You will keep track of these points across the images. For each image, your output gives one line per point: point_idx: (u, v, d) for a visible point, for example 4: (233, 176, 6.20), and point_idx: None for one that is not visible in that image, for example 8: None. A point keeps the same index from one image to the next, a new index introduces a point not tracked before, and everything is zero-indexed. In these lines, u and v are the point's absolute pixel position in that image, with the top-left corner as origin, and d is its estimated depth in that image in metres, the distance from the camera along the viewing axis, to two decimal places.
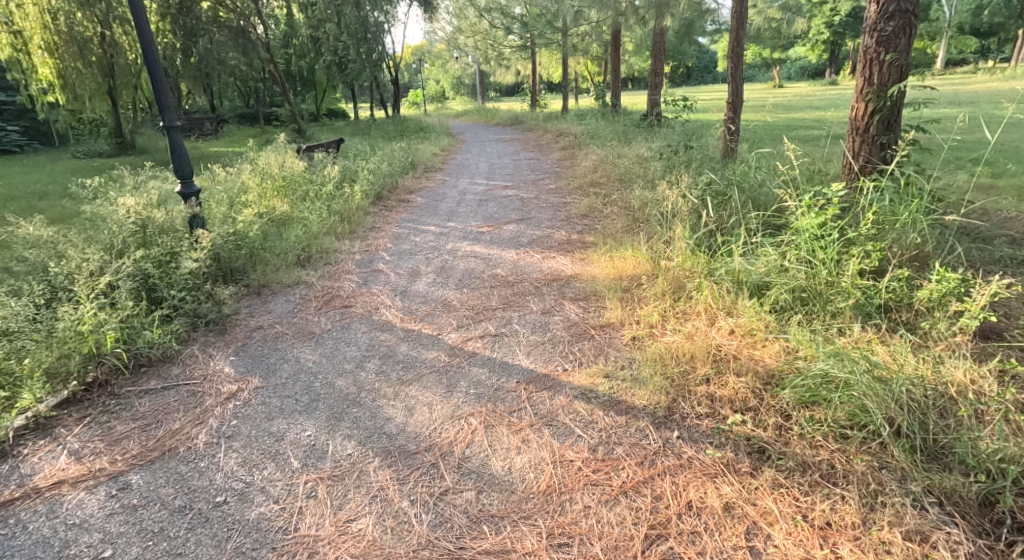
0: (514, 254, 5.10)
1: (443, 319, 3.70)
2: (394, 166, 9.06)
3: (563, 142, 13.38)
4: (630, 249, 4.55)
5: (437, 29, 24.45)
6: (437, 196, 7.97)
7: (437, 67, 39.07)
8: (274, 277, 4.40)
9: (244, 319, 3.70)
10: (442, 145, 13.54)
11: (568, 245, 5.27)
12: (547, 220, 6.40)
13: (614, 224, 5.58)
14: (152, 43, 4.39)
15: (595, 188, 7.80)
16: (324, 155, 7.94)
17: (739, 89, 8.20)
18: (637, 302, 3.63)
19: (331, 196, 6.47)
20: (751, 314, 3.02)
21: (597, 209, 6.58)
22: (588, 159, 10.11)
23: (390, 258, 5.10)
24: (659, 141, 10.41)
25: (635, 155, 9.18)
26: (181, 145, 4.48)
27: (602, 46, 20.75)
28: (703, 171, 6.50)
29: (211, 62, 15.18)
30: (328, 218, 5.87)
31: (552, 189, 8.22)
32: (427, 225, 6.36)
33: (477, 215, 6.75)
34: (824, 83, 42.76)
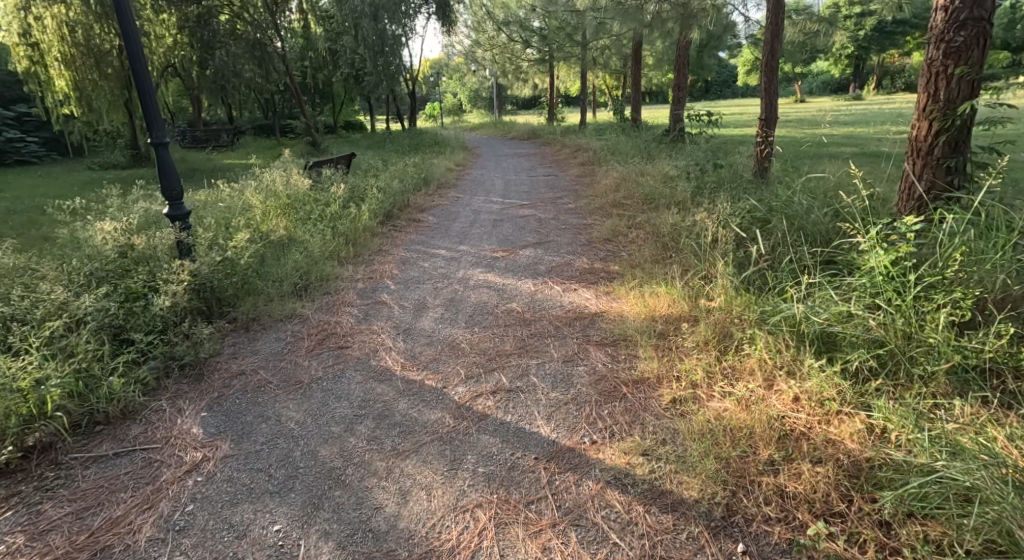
0: (532, 285, 4.61)
1: (450, 367, 3.22)
2: (406, 183, 8.67)
3: (582, 157, 12.92)
4: (662, 284, 4.04)
5: (455, 42, 24.31)
6: (450, 215, 7.55)
7: (455, 80, 39.03)
8: (266, 311, 3.98)
9: (225, 362, 3.27)
10: (458, 160, 13.17)
11: (591, 276, 4.76)
12: (567, 244, 5.93)
13: (641, 252, 5.07)
14: (141, 53, 4.02)
15: (617, 208, 7.32)
16: (332, 171, 7.57)
17: (773, 105, 7.66)
18: (675, 353, 3.12)
19: (337, 216, 6.07)
20: (819, 376, 2.50)
21: (621, 233, 6.08)
22: (609, 176, 9.66)
23: (395, 287, 4.66)
24: (683, 158, 9.91)
25: (659, 173, 8.68)
26: (171, 164, 4.10)
27: (622, 59, 20.39)
28: (738, 194, 5.97)
29: (227, 75, 15.09)
30: (332, 241, 5.46)
31: (571, 208, 7.75)
32: (438, 248, 5.92)
33: (491, 238, 6.28)
34: (847, 98, 41.97)
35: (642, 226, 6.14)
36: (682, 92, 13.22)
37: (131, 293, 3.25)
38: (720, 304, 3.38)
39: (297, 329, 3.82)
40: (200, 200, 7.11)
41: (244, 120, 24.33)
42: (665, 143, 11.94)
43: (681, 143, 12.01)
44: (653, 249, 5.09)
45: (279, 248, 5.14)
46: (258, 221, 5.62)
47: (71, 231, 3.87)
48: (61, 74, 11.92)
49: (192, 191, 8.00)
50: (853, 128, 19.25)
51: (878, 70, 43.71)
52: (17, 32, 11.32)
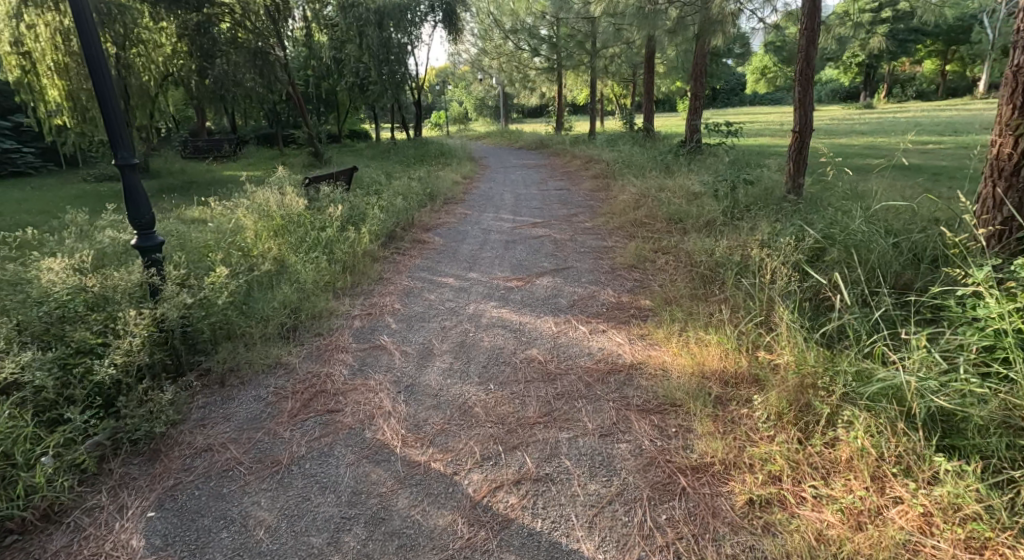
0: (553, 325, 4.02)
1: (461, 441, 2.64)
2: (410, 200, 8.13)
3: (594, 170, 12.36)
4: (709, 331, 3.45)
5: (461, 51, 23.88)
6: (458, 234, 7.01)
7: (460, 88, 38.66)
8: (246, 361, 3.41)
9: (190, 433, 2.71)
10: (464, 172, 12.63)
11: (620, 314, 4.18)
12: (587, 271, 5.36)
13: (675, 286, 4.48)
14: (104, 61, 3.46)
15: (639, 228, 6.76)
16: (331, 189, 7.03)
17: (809, 115, 7.10)
18: (740, 428, 2.53)
19: (335, 241, 5.52)
20: (953, 483, 1.91)
21: (647, 260, 5.50)
22: (625, 191, 9.11)
23: (397, 327, 4.08)
24: (705, 172, 9.34)
25: (681, 190, 8.10)
26: (140, 189, 3.55)
27: (632, 67, 19.90)
28: (779, 218, 5.38)
29: (227, 84, 14.68)
30: (328, 270, 4.91)
31: (589, 228, 7.18)
32: (446, 275, 5.36)
33: (505, 263, 5.72)
34: (858, 107, 41.47)
35: (671, 253, 5.55)
36: (699, 101, 12.67)
37: (77, 347, 2.71)
38: (789, 363, 2.79)
39: (282, 384, 3.24)
40: (189, 221, 6.61)
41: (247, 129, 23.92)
42: (682, 155, 11.38)
43: (699, 155, 11.44)
44: (688, 283, 4.50)
45: (268, 280, 4.58)
46: (247, 249, 5.07)
47: (21, 268, 3.32)
48: (54, 83, 11.46)
49: (183, 209, 7.52)
50: (871, 137, 18.68)
51: (888, 77, 43.20)
52: (8, 40, 10.87)
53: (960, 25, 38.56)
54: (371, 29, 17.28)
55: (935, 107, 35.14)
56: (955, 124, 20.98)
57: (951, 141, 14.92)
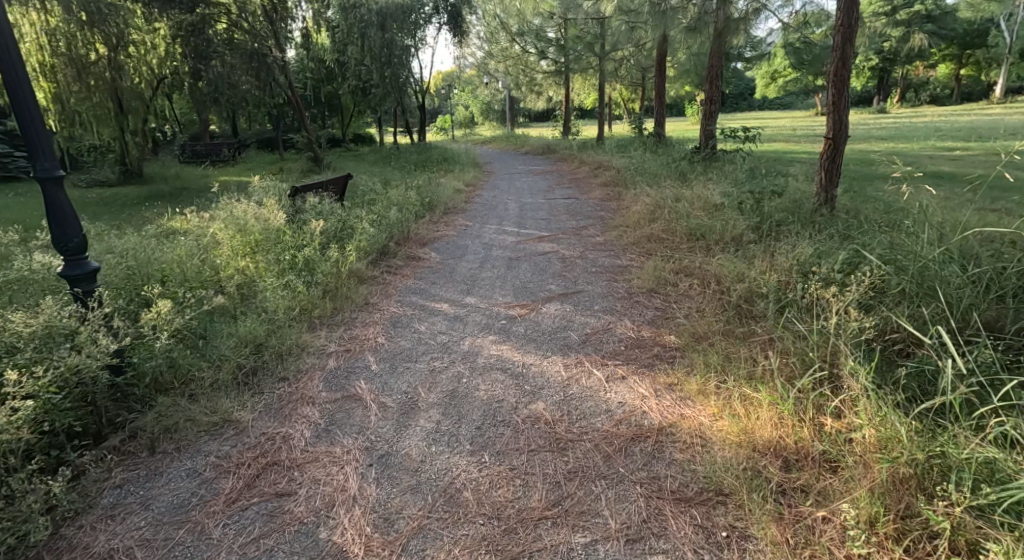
0: (562, 368, 3.38)
1: (443, 549, 2.02)
2: (406, 211, 7.54)
3: (603, 177, 11.73)
4: (756, 384, 2.80)
5: (467, 55, 23.35)
6: (456, 250, 6.41)
7: (467, 92, 38.19)
8: (187, 418, 2.77)
9: (95, 533, 2.10)
10: (468, 179, 12.04)
11: (642, 355, 3.53)
12: (601, 295, 4.74)
13: (704, 319, 3.83)
14: (17, 49, 2.83)
15: (656, 244, 6.14)
16: (319, 200, 6.44)
17: (842, 122, 6.43)
18: (818, 542, 1.91)
19: (316, 261, 4.92)
20: None
21: (667, 285, 4.86)
22: (639, 201, 8.50)
23: (378, 369, 3.46)
24: (724, 182, 8.69)
25: (700, 202, 7.47)
26: (67, 208, 2.94)
27: (643, 71, 19.28)
28: (818, 238, 4.73)
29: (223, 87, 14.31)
30: (304, 297, 4.29)
31: (600, 243, 6.55)
32: (440, 299, 4.75)
33: (507, 285, 5.10)
34: (871, 111, 40.69)
35: (696, 275, 4.91)
36: (714, 105, 11.99)
37: None
38: (874, 443, 2.15)
39: (227, 450, 2.61)
40: (164, 232, 6.07)
41: (248, 133, 23.46)
42: (697, 163, 10.74)
43: (715, 162, 10.80)
44: (719, 316, 3.86)
45: (234, 309, 3.97)
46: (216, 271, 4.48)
47: None
48: (40, 85, 10.84)
49: (163, 218, 6.98)
50: (891, 144, 17.98)
51: (902, 82, 42.40)
52: None
53: (977, 28, 37.88)
54: (372, 30, 16.75)
55: (951, 112, 34.40)
56: (976, 130, 20.25)
57: (979, 149, 14.19)
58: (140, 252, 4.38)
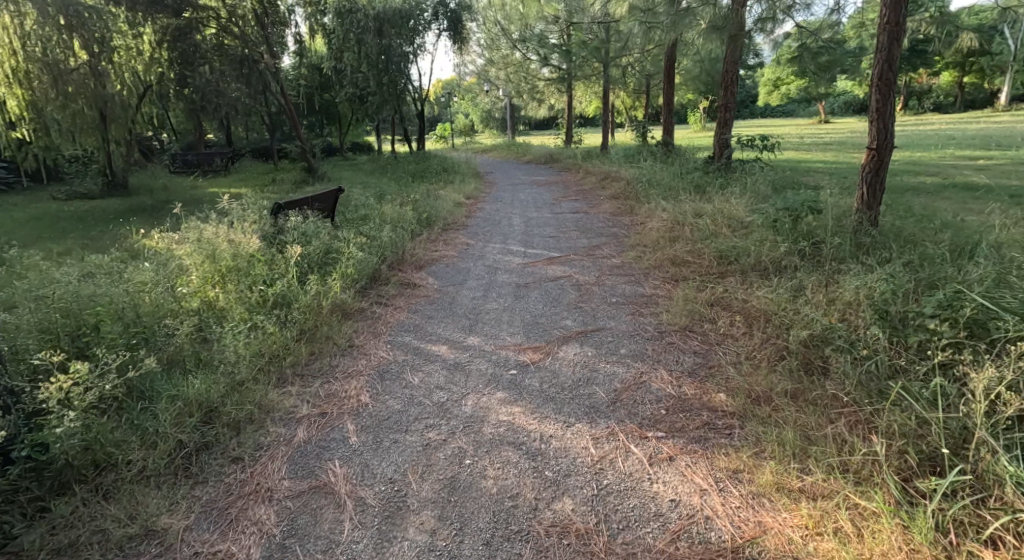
0: (591, 444, 2.68)
1: None
2: (402, 230, 6.87)
3: (613, 189, 11.07)
4: (863, 490, 2.10)
5: (468, 62, 22.81)
6: (456, 274, 5.73)
7: (467, 100, 37.69)
8: (94, 532, 2.08)
9: None
10: (469, 191, 11.37)
11: (690, 424, 2.82)
12: (625, 334, 4.05)
13: (762, 376, 3.12)
14: None
15: (681, 269, 5.46)
16: (303, 219, 5.76)
17: (888, 131, 5.76)
18: None
19: (295, 295, 4.23)
20: None
21: (703, 323, 4.15)
22: (655, 217, 7.84)
23: (358, 443, 2.74)
24: (747, 196, 8.02)
25: (725, 221, 6.80)
26: None
27: (649, 77, 18.71)
28: (882, 270, 4.05)
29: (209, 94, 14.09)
30: (273, 342, 3.58)
31: (618, 267, 5.85)
32: (438, 340, 4.05)
33: (517, 320, 4.41)
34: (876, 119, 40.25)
35: (737, 312, 4.21)
36: (730, 113, 11.36)
37: None
38: None
39: None
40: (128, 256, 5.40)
41: (242, 142, 22.82)
42: (713, 174, 10.10)
43: (732, 174, 10.14)
44: (778, 372, 3.16)
45: (189, 358, 3.28)
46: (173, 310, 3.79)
47: None
48: (14, 93, 10.32)
49: (131, 237, 6.31)
50: (906, 153, 17.41)
51: (905, 90, 42.05)
52: None
53: None
54: (369, 37, 16.19)
55: (956, 119, 34.00)
56: (992, 138, 19.71)
57: (1004, 158, 13.53)
58: (81, 286, 3.69)
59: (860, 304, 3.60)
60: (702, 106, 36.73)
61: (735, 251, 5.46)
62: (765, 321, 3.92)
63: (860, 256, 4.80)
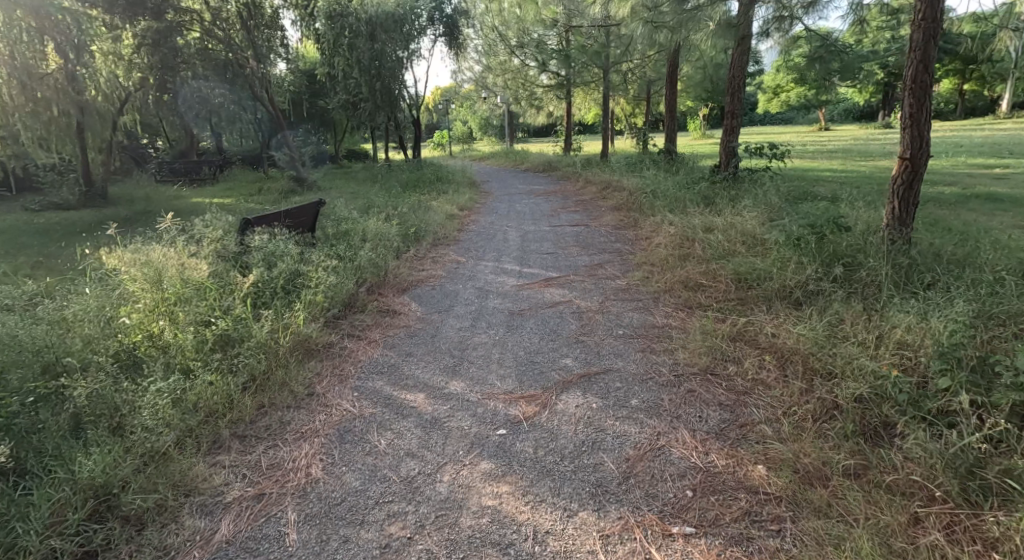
0: (600, 547, 2.06)
1: None
2: (384, 249, 6.28)
3: (614, 200, 10.50)
4: None
5: (464, 69, 22.35)
6: (442, 299, 5.13)
7: (464, 107, 37.17)
8: None
9: None
10: (463, 201, 10.79)
11: (725, 514, 2.20)
12: (635, 379, 3.44)
13: (812, 443, 2.51)
14: None
15: (693, 295, 4.87)
16: (270, 238, 5.16)
17: (923, 138, 5.16)
18: None
19: (250, 330, 3.61)
20: None
21: (727, 363, 3.55)
22: (661, 232, 7.26)
23: (297, 545, 2.12)
24: (760, 208, 7.45)
25: (740, 239, 6.22)
26: None
27: (649, 84, 18.21)
28: (937, 304, 3.43)
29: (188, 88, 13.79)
30: (213, 392, 2.96)
31: (623, 290, 5.25)
32: (415, 386, 3.44)
33: (509, 358, 3.81)
34: (877, 126, 39.94)
35: (766, 352, 3.60)
36: (737, 120, 10.81)
37: None
38: None
39: None
40: (70, 280, 4.78)
41: (232, 150, 22.25)
42: (720, 184, 9.54)
43: (740, 184, 9.59)
44: (831, 437, 2.55)
45: (105, 417, 2.67)
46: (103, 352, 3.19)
47: None
48: None
49: (82, 256, 5.70)
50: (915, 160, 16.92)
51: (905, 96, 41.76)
52: None
53: None
54: (361, 41, 15.68)
55: (958, 126, 33.69)
56: (1002, 146, 19.22)
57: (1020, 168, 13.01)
58: None
59: (921, 348, 2.98)
60: (702, 113, 36.32)
61: (754, 273, 4.88)
62: (802, 365, 3.32)
63: (901, 281, 4.20)
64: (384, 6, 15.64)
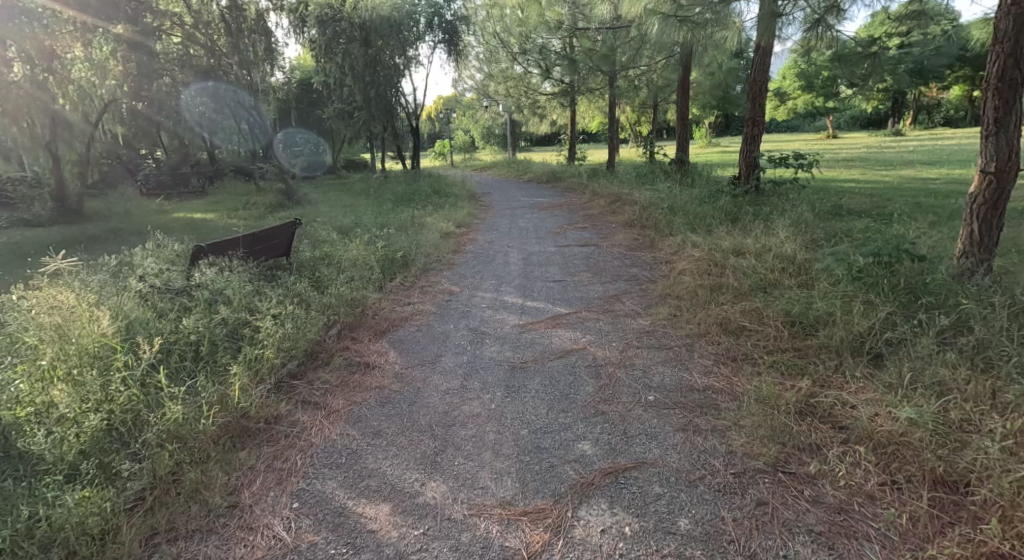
0: None
1: None
2: (362, 282, 5.40)
3: (626, 215, 9.61)
4: None
5: (465, 77, 21.63)
6: (428, 347, 4.24)
7: (466, 116, 36.46)
8: None
9: None
10: (460, 217, 9.92)
11: None
12: (677, 482, 2.51)
13: None
14: None
15: (736, 343, 3.96)
16: (221, 272, 4.33)
17: (1013, 148, 4.22)
18: None
19: (163, 408, 2.70)
20: None
21: (804, 455, 2.63)
22: (683, 258, 6.36)
23: None
24: (796, 227, 6.55)
25: (780, 268, 5.32)
26: None
27: (658, 90, 17.38)
28: None
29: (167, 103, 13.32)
30: (80, 519, 2.04)
31: (647, 335, 4.35)
32: (379, 491, 2.51)
33: (507, 441, 2.90)
34: (886, 134, 39.14)
35: (853, 439, 2.68)
36: (758, 128, 9.90)
37: None
38: None
39: None
40: None
41: (224, 161, 21.48)
42: (744, 199, 8.64)
43: (766, 198, 8.69)
44: None
45: None
46: None
47: None
48: None
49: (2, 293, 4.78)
50: (940, 169, 15.96)
51: (915, 104, 40.84)
52: None
53: None
54: (355, 47, 14.99)
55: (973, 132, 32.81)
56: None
57: None
58: None
59: None
60: (707, 121, 35.58)
61: (812, 314, 3.97)
62: (915, 466, 2.39)
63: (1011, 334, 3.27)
64: (378, 9, 14.87)
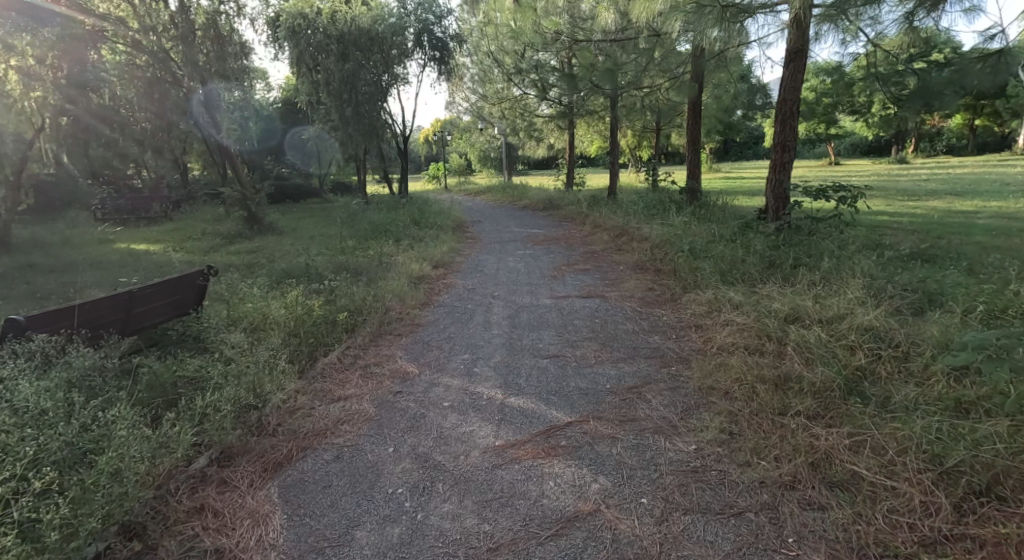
0: None
1: None
2: (273, 369, 3.79)
3: (635, 255, 8.10)
4: None
5: (459, 98, 20.53)
6: (340, 505, 2.59)
7: (462, 139, 35.34)
8: None
9: None
10: (439, 255, 8.39)
11: None
12: None
13: None
14: None
15: (854, 512, 2.33)
16: (16, 376, 2.72)
17: None
18: None
19: None
20: None
21: None
22: (720, 326, 4.80)
23: None
24: (866, 285, 4.99)
25: (865, 355, 3.76)
26: None
27: (663, 114, 16.11)
28: None
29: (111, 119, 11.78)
30: None
31: (694, 480, 2.71)
32: None
33: None
34: (890, 161, 38.32)
35: None
36: (789, 154, 8.39)
37: None
38: None
39: None
40: None
41: (197, 184, 19.99)
42: (779, 237, 7.14)
43: (806, 237, 7.18)
44: None
45: None
46: None
47: None
48: None
49: None
50: (974, 200, 14.55)
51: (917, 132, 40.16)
52: None
53: None
54: (332, 62, 13.68)
55: (980, 161, 31.92)
56: None
57: None
58: None
59: None
60: (709, 147, 34.57)
61: (977, 463, 2.36)
62: None
63: None
64: (357, 21, 13.71)
